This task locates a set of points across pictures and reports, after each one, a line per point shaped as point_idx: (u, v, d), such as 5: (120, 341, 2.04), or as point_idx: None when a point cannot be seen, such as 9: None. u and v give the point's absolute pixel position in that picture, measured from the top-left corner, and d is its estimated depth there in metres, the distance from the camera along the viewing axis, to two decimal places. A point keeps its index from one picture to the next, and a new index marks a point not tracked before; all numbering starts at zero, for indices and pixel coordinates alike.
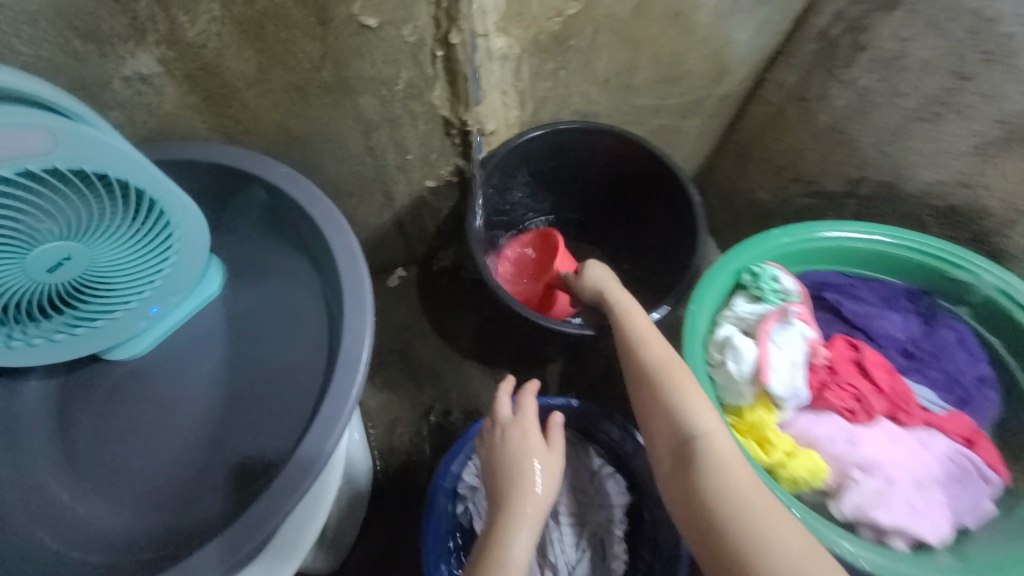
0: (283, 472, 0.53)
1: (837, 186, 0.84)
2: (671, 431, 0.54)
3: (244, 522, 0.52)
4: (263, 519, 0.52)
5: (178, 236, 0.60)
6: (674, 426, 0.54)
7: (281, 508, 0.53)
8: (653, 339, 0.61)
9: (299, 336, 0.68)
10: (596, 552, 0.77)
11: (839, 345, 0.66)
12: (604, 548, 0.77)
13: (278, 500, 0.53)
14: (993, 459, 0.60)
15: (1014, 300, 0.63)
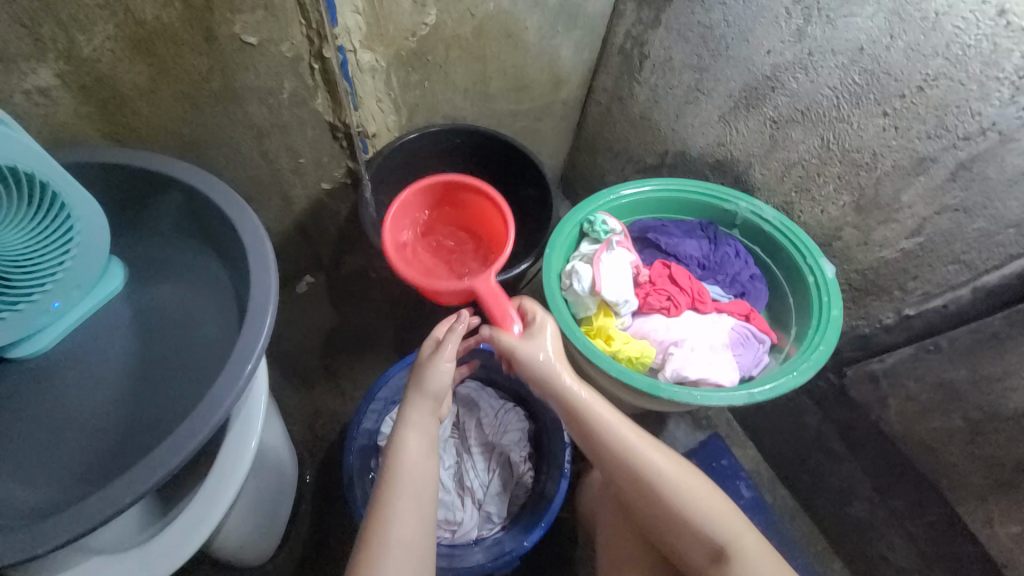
0: (190, 416, 0.57)
1: (655, 160, 1.11)
2: (707, 539, 0.64)
3: (152, 457, 0.55)
4: (173, 451, 0.55)
5: (79, 231, 0.67)
6: (705, 534, 0.64)
7: (191, 439, 0.56)
8: (641, 442, 0.68)
9: (209, 309, 0.75)
10: (504, 471, 0.90)
11: (656, 265, 0.88)
12: (510, 467, 0.90)
13: (188, 435, 0.56)
14: (764, 326, 0.84)
15: (760, 217, 0.88)
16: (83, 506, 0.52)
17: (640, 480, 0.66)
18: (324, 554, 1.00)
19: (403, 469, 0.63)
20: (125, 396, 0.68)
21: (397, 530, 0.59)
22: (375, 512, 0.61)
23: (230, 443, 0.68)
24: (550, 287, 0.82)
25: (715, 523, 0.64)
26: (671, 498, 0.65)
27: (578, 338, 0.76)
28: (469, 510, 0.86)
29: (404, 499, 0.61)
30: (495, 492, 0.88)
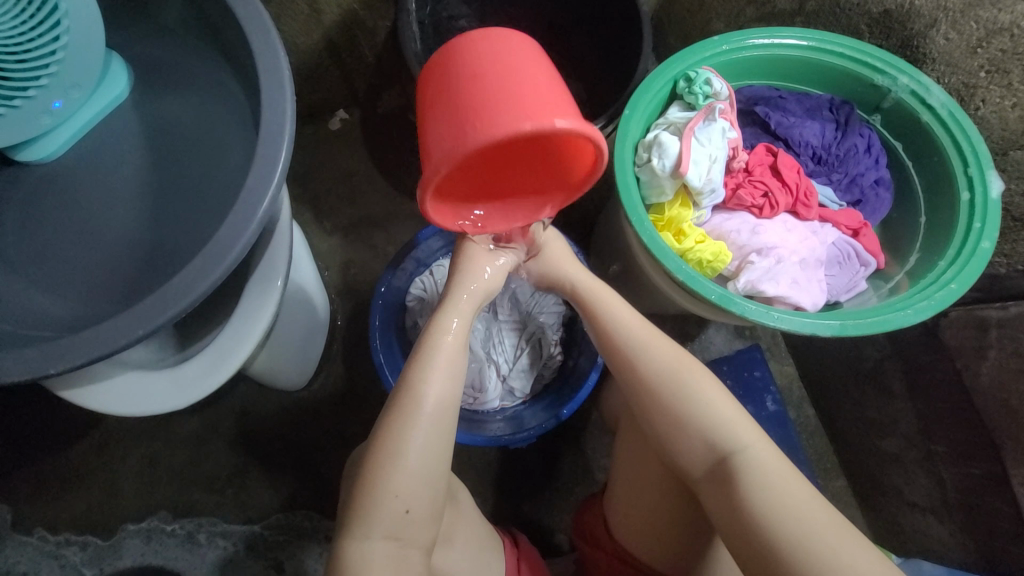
0: (195, 256, 0.51)
1: (787, 5, 0.82)
2: (704, 446, 0.58)
3: (168, 290, 0.51)
4: (188, 288, 0.51)
5: (63, 11, 0.54)
6: (704, 439, 0.58)
7: (204, 279, 0.51)
8: (647, 338, 0.63)
9: (224, 132, 0.64)
10: (534, 350, 0.88)
11: (759, 152, 0.70)
12: (541, 348, 0.88)
13: (200, 273, 0.51)
14: (873, 247, 0.68)
15: (922, 101, 0.66)
16: (106, 326, 0.50)
17: (637, 379, 0.62)
18: (349, 394, 1.05)
19: (443, 349, 0.60)
20: (141, 219, 0.63)
21: (429, 404, 0.57)
22: (411, 380, 0.58)
23: (257, 279, 0.64)
24: (623, 158, 0.65)
25: (716, 429, 0.58)
26: (668, 401, 0.60)
27: (647, 228, 0.64)
28: (494, 383, 0.85)
29: (439, 372, 0.58)
30: (521, 370, 0.86)
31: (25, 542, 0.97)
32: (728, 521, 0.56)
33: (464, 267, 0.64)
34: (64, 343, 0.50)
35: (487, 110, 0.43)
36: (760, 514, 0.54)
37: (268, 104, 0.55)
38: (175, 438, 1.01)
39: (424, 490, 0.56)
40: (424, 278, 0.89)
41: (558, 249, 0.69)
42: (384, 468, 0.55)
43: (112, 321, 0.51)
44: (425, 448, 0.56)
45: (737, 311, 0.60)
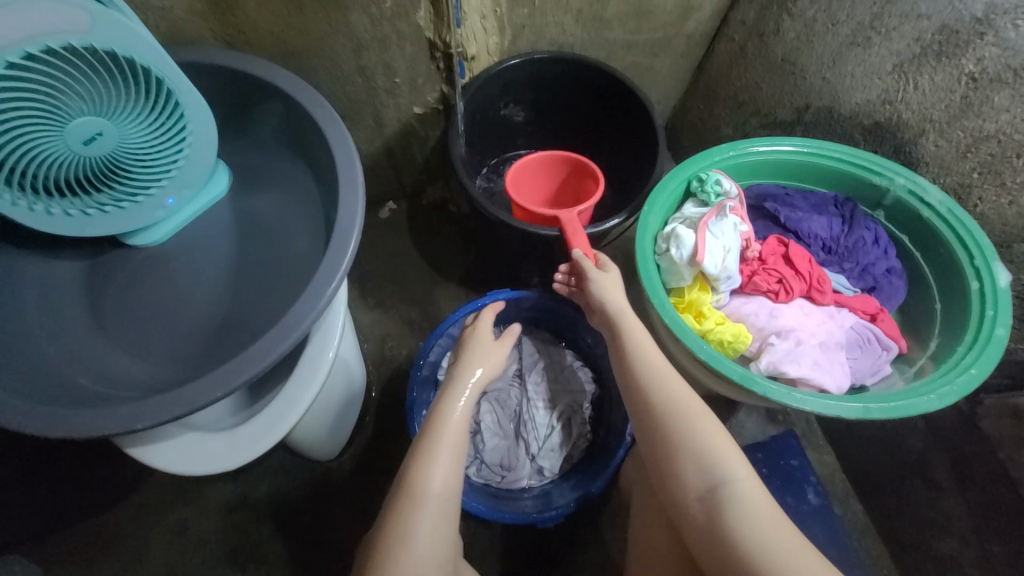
0: (273, 326, 0.59)
1: (787, 117, 0.94)
2: (700, 478, 0.58)
3: (248, 353, 0.58)
4: (264, 352, 0.58)
5: (189, 127, 0.69)
6: (699, 472, 0.58)
7: (279, 346, 0.59)
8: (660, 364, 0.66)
9: (301, 225, 0.77)
10: (563, 428, 0.89)
11: (772, 242, 0.76)
12: (570, 426, 0.89)
13: (278, 340, 0.59)
14: (892, 331, 0.71)
15: (921, 199, 0.72)
16: (172, 396, 0.57)
17: (644, 406, 0.64)
18: (378, 464, 1.07)
19: (450, 422, 0.65)
20: (223, 296, 0.73)
21: (434, 496, 0.60)
22: (420, 451, 0.62)
23: (308, 355, 0.71)
24: (644, 249, 0.73)
25: (713, 463, 0.58)
26: (669, 428, 0.61)
27: (668, 312, 0.69)
28: (523, 461, 0.86)
29: (446, 442, 0.63)
30: (551, 448, 0.87)
31: None
32: (721, 562, 0.55)
33: (476, 347, 0.76)
34: (138, 407, 0.56)
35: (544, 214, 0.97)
36: (749, 552, 0.53)
37: (343, 202, 0.66)
38: (207, 505, 1.03)
39: (434, 560, 0.57)
40: (456, 353, 0.96)
41: (613, 282, 0.75)
42: (395, 549, 0.56)
43: (198, 382, 0.57)
44: (432, 529, 0.58)
45: (763, 391, 0.62)
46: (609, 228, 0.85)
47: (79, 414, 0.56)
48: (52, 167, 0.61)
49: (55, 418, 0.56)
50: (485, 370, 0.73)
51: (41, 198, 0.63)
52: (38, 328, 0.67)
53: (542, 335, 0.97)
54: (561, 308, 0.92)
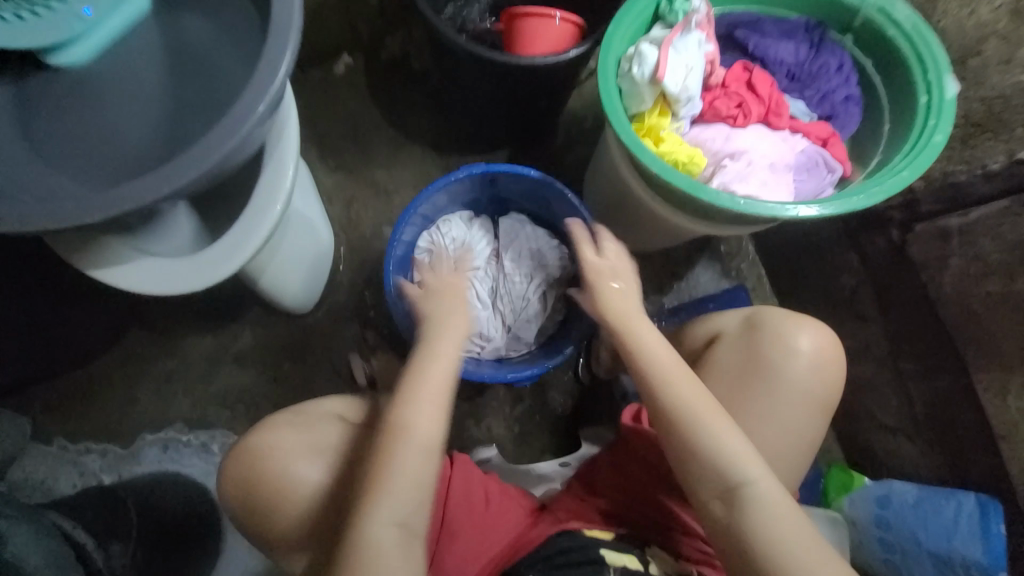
0: (219, 122, 0.57)
1: None
2: (716, 477, 0.63)
3: (196, 150, 0.57)
4: (212, 148, 0.57)
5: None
6: (716, 471, 0.63)
7: (226, 141, 0.57)
8: (681, 373, 0.68)
9: (240, 43, 0.70)
10: (537, 302, 0.94)
11: (736, 68, 0.75)
12: (544, 300, 0.94)
13: (224, 133, 0.57)
14: (840, 155, 0.72)
15: (888, 15, 0.70)
16: (115, 196, 0.56)
17: (659, 406, 0.67)
18: (351, 319, 1.11)
19: (421, 389, 0.66)
20: (161, 122, 0.69)
21: (407, 450, 0.62)
22: (397, 414, 0.64)
23: (262, 186, 0.70)
24: (605, 68, 0.70)
25: (725, 463, 0.63)
26: (694, 435, 0.64)
27: (624, 131, 0.68)
28: (500, 331, 0.93)
29: (419, 423, 0.64)
30: (527, 319, 0.93)
31: (48, 449, 1.04)
32: (734, 550, 0.61)
33: (439, 311, 0.74)
34: (83, 206, 0.56)
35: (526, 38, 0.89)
36: (764, 545, 0.59)
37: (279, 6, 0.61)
38: (186, 357, 1.08)
39: (409, 503, 0.61)
40: (431, 232, 0.94)
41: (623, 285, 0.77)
42: (374, 504, 0.60)
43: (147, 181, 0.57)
44: (405, 490, 0.61)
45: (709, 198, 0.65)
46: (569, 60, 0.85)
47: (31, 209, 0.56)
48: None
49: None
50: (457, 328, 0.72)
51: None
52: None
53: (515, 215, 0.98)
54: (535, 186, 0.93)
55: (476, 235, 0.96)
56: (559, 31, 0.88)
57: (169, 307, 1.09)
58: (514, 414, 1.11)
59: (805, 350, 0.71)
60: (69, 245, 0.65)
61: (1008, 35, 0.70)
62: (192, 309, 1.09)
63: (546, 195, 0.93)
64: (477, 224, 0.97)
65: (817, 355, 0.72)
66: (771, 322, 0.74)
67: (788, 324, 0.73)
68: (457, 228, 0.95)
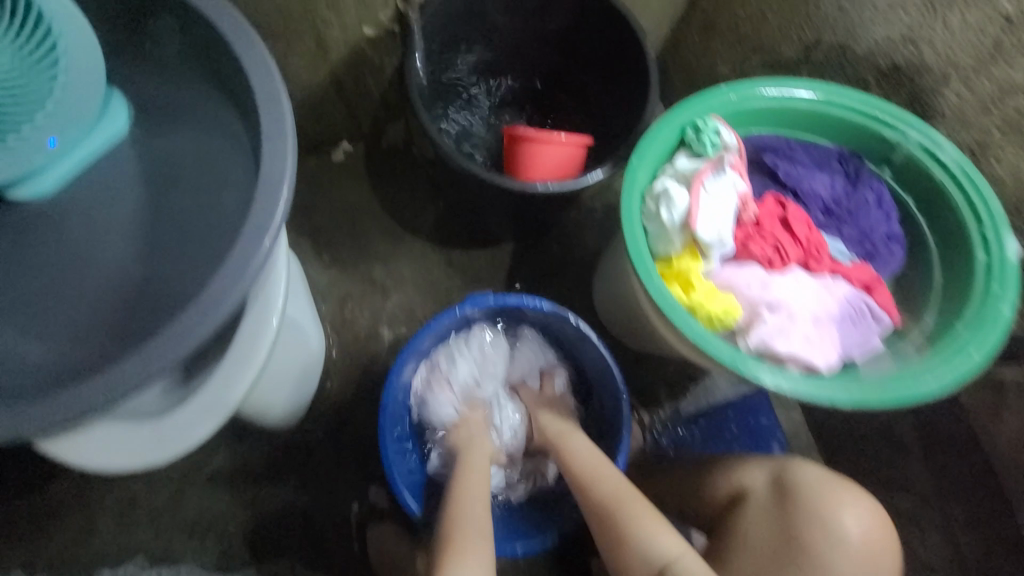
0: (195, 299, 0.50)
1: (793, 53, 0.84)
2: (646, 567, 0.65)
3: (166, 334, 0.49)
4: (186, 331, 0.49)
5: (66, 46, 0.54)
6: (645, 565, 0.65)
7: (204, 324, 0.50)
8: (599, 469, 0.72)
9: (225, 177, 0.63)
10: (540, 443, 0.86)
11: (769, 203, 0.69)
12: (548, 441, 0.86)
13: (203, 315, 0.50)
14: (887, 303, 0.66)
15: (933, 156, 0.65)
16: (78, 393, 0.48)
17: (587, 503, 0.71)
18: (342, 432, 1.01)
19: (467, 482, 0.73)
20: (131, 265, 0.61)
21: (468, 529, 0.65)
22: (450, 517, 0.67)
23: (245, 331, 0.61)
24: (630, 208, 0.64)
25: (649, 552, 0.65)
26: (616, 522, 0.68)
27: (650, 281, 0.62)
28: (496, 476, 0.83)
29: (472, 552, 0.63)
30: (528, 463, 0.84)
31: None
32: None
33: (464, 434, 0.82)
34: (35, 410, 0.48)
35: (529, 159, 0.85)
36: None
37: (269, 154, 0.55)
38: (155, 480, 0.96)
39: None
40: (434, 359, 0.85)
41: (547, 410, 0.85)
42: None
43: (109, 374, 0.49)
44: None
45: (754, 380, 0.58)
46: (589, 184, 0.80)
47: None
48: None
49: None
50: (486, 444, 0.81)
51: None
52: None
53: (526, 336, 0.89)
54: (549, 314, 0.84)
55: (485, 361, 0.87)
56: (561, 154, 0.84)
57: None
58: None
59: (853, 533, 0.64)
60: None
61: None
62: None
63: (557, 323, 0.85)
64: (486, 350, 0.87)
65: (867, 535, 0.65)
66: (810, 486, 0.68)
67: (833, 498, 0.67)
68: (464, 357, 0.86)
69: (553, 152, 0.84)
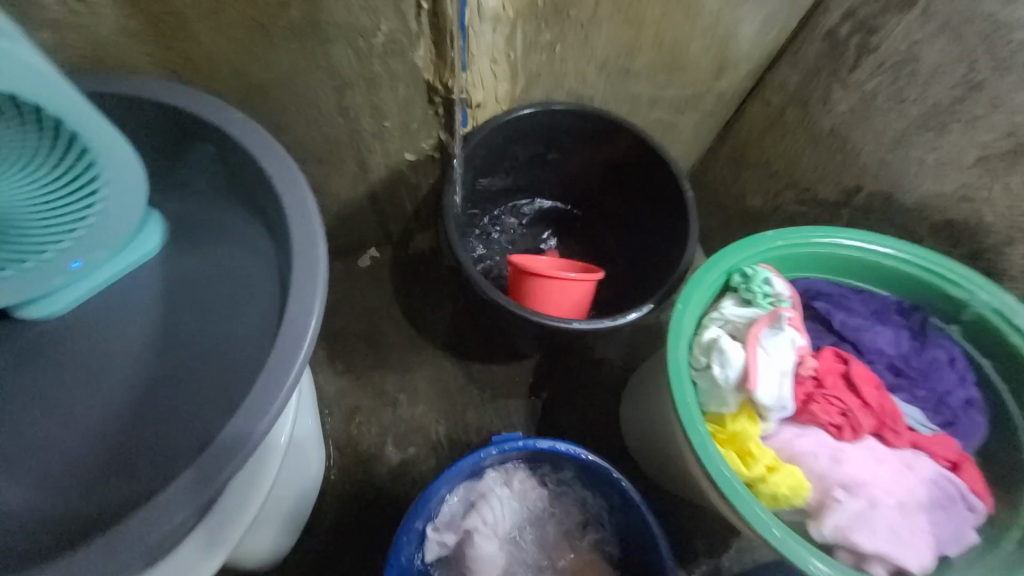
0: (193, 464, 0.45)
1: (832, 195, 0.84)
2: None
3: (155, 505, 0.44)
4: (178, 503, 0.44)
5: (100, 167, 0.52)
6: None
7: (201, 495, 0.45)
8: None
9: (248, 305, 0.60)
10: None
11: (828, 356, 0.62)
12: None
13: (198, 485, 0.45)
14: (976, 485, 0.57)
15: (1008, 320, 0.60)
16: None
17: None
18: (333, 569, 0.89)
19: None
20: (130, 400, 0.56)
21: None
22: None
23: (241, 474, 0.56)
24: (678, 362, 0.58)
25: None
26: None
27: (703, 450, 0.54)
28: None
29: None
30: None
31: None
32: None
33: None
34: None
35: (535, 299, 0.82)
36: None
37: (298, 287, 0.53)
38: None
39: None
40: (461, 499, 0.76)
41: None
42: None
43: (83, 557, 0.43)
44: None
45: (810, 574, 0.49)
46: (628, 322, 0.75)
47: None
48: None
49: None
50: None
51: None
52: None
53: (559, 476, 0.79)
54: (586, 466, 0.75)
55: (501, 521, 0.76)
56: (568, 291, 0.81)
57: None
58: None
59: None
60: None
61: None
62: None
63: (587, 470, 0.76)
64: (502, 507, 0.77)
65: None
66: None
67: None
68: (480, 523, 0.75)
69: (558, 290, 0.80)
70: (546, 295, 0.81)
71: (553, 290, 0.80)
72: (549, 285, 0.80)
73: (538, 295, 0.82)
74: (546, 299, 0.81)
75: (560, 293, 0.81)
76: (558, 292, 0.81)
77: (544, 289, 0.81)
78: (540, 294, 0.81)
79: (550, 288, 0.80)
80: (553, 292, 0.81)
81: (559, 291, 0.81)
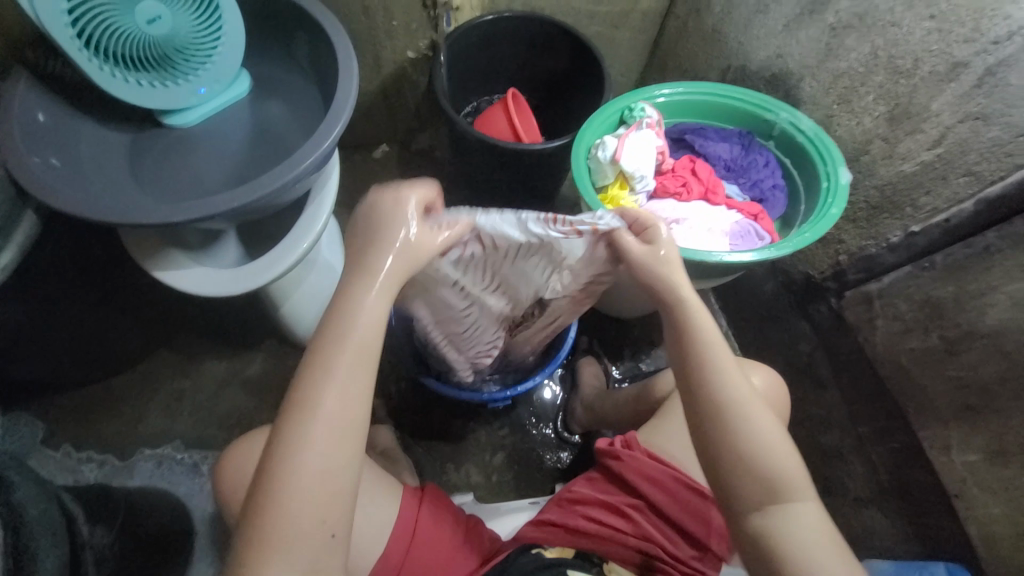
0: (285, 161, 0.78)
1: (716, 79, 1.15)
2: (737, 438, 0.57)
3: (263, 179, 0.77)
4: (276, 178, 0.77)
5: (224, 21, 0.87)
6: (726, 435, 0.57)
7: (287, 174, 0.77)
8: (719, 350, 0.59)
9: (307, 122, 0.97)
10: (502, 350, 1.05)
11: (682, 160, 0.96)
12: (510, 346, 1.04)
13: (288, 168, 0.78)
14: (768, 228, 0.90)
15: (798, 128, 0.91)
16: (206, 202, 0.75)
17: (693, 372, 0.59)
18: None
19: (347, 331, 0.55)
20: (236, 170, 0.92)
21: (317, 422, 0.52)
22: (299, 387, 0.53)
23: (284, 242, 0.89)
24: (578, 151, 0.91)
25: (739, 425, 0.57)
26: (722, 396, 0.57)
27: (590, 195, 0.87)
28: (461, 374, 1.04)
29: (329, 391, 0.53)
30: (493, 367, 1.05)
31: (48, 455, 1.10)
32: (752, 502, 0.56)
33: (374, 236, 0.57)
34: (180, 209, 0.74)
35: (495, 127, 1.18)
36: (758, 481, 0.56)
37: (333, 114, 0.82)
38: (202, 379, 1.18)
39: (331, 465, 0.52)
40: None
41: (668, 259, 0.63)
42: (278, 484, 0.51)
43: (225, 198, 0.76)
44: (322, 460, 0.52)
45: None
46: (554, 147, 1.10)
47: (130, 210, 0.73)
48: (132, 47, 0.79)
49: (84, 209, 0.72)
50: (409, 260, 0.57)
51: (124, 70, 0.80)
52: (92, 170, 0.84)
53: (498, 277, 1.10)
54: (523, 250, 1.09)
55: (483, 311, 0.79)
56: (519, 124, 1.16)
57: (193, 333, 1.22)
58: (493, 463, 1.15)
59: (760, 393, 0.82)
60: (141, 252, 0.84)
61: (887, 137, 0.85)
62: (212, 334, 1.22)
63: None
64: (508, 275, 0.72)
65: (772, 395, 0.82)
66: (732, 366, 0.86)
67: (746, 363, 0.85)
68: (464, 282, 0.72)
69: (514, 120, 1.16)
70: (507, 122, 1.17)
71: (511, 119, 1.17)
72: (509, 116, 1.17)
73: (501, 121, 1.18)
74: (505, 125, 1.17)
75: (514, 121, 1.16)
76: (512, 122, 1.17)
77: (503, 121, 1.18)
78: (501, 122, 1.18)
79: (508, 120, 1.17)
80: (511, 121, 1.17)
81: (514, 122, 1.16)
